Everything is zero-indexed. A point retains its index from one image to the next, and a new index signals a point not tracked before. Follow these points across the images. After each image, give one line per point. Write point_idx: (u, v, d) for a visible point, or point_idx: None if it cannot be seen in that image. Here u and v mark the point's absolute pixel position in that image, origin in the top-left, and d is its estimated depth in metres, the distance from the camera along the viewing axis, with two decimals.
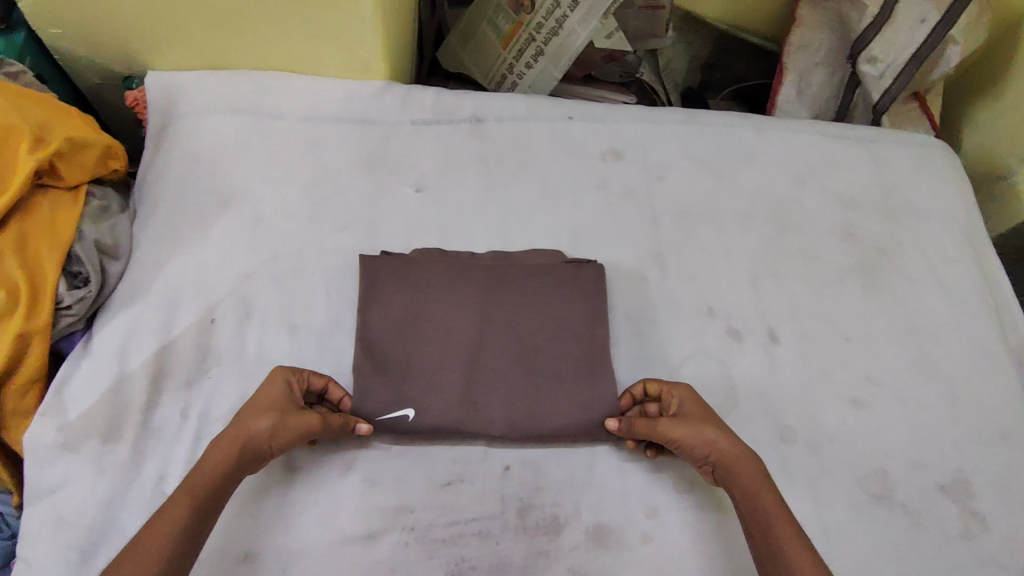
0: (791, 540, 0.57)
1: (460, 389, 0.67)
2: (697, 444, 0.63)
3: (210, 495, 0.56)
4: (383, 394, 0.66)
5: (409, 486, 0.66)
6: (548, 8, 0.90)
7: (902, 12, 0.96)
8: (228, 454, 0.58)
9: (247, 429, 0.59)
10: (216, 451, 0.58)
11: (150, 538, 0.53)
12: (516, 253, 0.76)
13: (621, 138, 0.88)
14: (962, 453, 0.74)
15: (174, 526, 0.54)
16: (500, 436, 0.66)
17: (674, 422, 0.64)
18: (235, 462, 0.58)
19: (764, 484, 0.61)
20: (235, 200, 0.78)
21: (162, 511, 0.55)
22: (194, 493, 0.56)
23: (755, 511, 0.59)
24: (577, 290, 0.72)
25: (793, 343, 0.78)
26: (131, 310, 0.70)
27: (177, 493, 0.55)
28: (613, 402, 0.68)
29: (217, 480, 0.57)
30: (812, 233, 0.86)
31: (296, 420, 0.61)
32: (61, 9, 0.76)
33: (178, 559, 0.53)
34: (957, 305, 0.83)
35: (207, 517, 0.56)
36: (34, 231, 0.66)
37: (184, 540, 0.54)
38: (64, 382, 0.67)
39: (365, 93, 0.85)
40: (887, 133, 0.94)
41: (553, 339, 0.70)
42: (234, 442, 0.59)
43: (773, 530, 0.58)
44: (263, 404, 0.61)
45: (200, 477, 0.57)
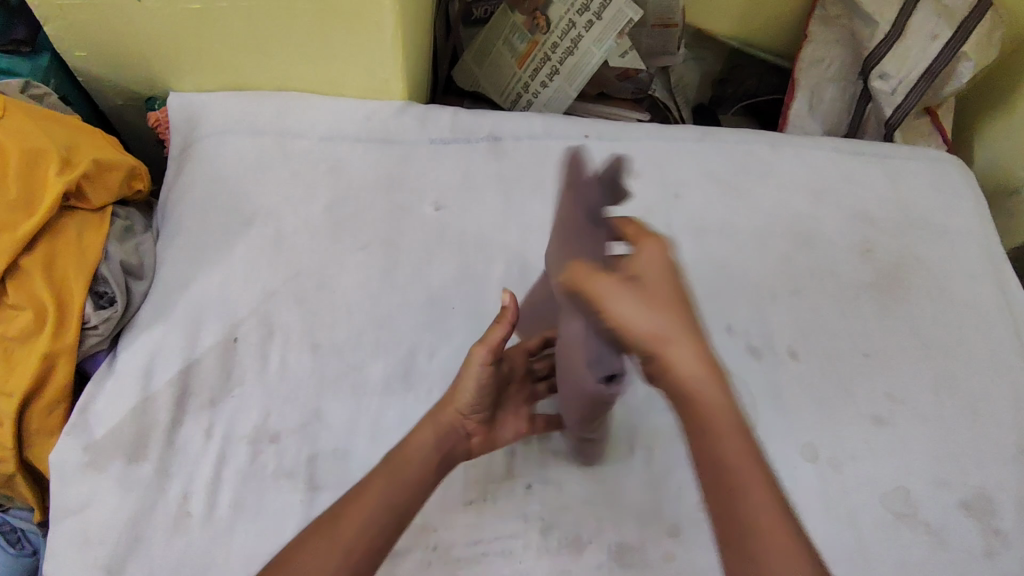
0: (762, 499, 0.50)
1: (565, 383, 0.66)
2: (650, 324, 0.55)
3: (414, 476, 0.58)
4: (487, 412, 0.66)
5: (431, 504, 0.66)
6: (564, 28, 0.93)
7: (914, 29, 0.97)
8: (429, 438, 0.60)
9: (456, 410, 0.62)
10: (420, 436, 0.60)
11: (352, 514, 0.55)
12: (603, 256, 0.73)
13: (637, 156, 0.89)
14: (984, 471, 0.73)
15: (374, 505, 0.55)
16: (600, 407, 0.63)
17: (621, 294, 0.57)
18: (438, 444, 0.61)
19: (727, 411, 0.52)
20: (257, 219, 0.79)
21: (356, 493, 0.57)
22: (390, 475, 0.57)
23: (717, 452, 0.52)
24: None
25: (813, 360, 0.78)
26: (157, 329, 0.71)
27: (372, 480, 0.57)
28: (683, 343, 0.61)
29: (423, 462, 0.59)
30: (828, 249, 0.86)
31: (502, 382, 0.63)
32: (89, 35, 0.78)
33: (387, 535, 0.55)
34: (976, 321, 0.83)
35: (417, 495, 0.58)
36: (62, 251, 0.67)
37: (387, 525, 0.55)
38: (89, 402, 0.67)
39: (385, 112, 0.86)
40: (901, 149, 0.95)
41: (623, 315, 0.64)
42: (438, 422, 0.61)
43: (743, 474, 0.51)
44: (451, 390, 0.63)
45: (402, 458, 0.59)
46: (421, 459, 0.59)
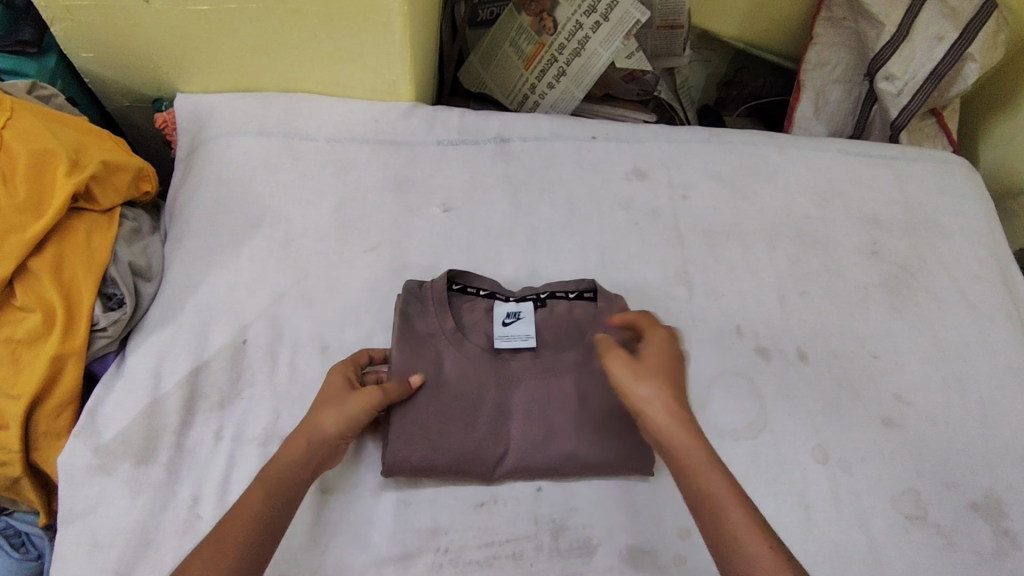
0: (747, 527, 0.51)
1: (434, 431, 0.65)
2: (648, 400, 0.58)
3: (273, 490, 0.57)
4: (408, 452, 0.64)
5: (441, 507, 0.66)
6: (571, 29, 0.93)
7: (919, 30, 0.97)
8: (301, 448, 0.60)
9: (316, 422, 0.61)
10: (291, 447, 0.60)
11: (228, 531, 0.54)
12: (577, 289, 0.73)
13: (645, 157, 0.89)
14: (993, 472, 0.73)
15: (249, 515, 0.55)
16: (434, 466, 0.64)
17: (629, 369, 0.60)
18: (305, 456, 0.60)
19: (725, 477, 0.54)
20: (265, 221, 0.79)
21: (239, 501, 0.56)
22: (266, 484, 0.57)
23: (703, 492, 0.54)
24: (560, 323, 0.71)
25: (822, 361, 0.78)
26: (166, 331, 0.71)
27: (251, 487, 0.57)
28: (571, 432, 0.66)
29: (285, 476, 0.58)
30: (836, 251, 0.86)
31: (352, 403, 0.62)
32: (95, 35, 0.77)
33: (256, 552, 0.54)
34: (984, 323, 0.83)
35: (277, 512, 0.56)
36: (70, 253, 0.67)
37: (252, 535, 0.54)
38: (97, 404, 0.67)
39: (392, 114, 0.86)
40: (908, 151, 0.95)
41: (475, 356, 0.68)
42: (302, 435, 0.61)
43: (722, 513, 0.53)
44: (325, 399, 0.63)
45: (274, 471, 0.58)
46: (281, 472, 0.58)
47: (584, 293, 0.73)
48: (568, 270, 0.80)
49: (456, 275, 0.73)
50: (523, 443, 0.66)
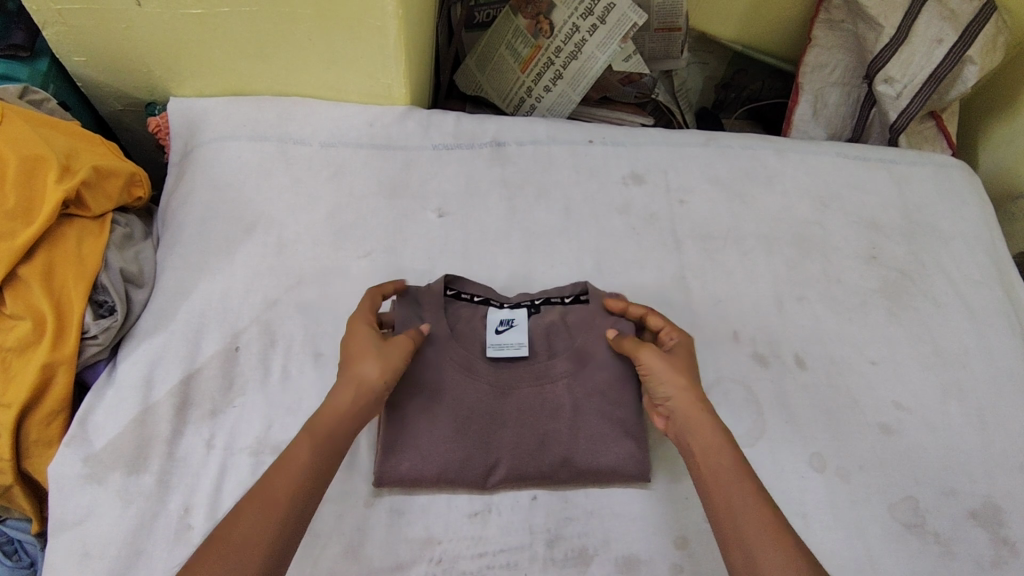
0: (752, 501, 0.54)
1: (425, 441, 0.65)
2: (672, 386, 0.63)
3: (331, 443, 0.57)
4: (400, 463, 0.64)
5: (435, 516, 0.65)
6: (567, 32, 0.92)
7: (919, 33, 0.97)
8: (347, 402, 0.59)
9: (357, 375, 0.61)
10: (339, 399, 0.59)
11: (278, 480, 0.53)
12: (570, 291, 0.73)
13: (642, 161, 0.88)
14: (992, 480, 0.73)
15: (298, 465, 0.54)
16: (425, 478, 0.65)
17: (658, 355, 0.64)
18: (353, 407, 0.60)
19: (737, 459, 0.57)
20: (259, 226, 0.78)
21: (286, 455, 0.55)
22: (315, 435, 0.57)
23: (714, 469, 0.57)
24: (553, 329, 0.70)
25: (820, 368, 0.78)
26: (157, 338, 0.70)
27: (299, 438, 0.57)
28: (564, 445, 0.66)
29: (341, 427, 0.58)
30: (835, 256, 0.85)
31: (391, 349, 0.63)
32: (87, 38, 0.77)
33: (304, 500, 0.54)
34: (983, 328, 0.82)
35: (329, 464, 0.56)
36: (61, 260, 0.66)
37: (306, 484, 0.54)
38: (88, 413, 0.66)
39: (388, 118, 0.86)
40: (907, 155, 0.94)
41: (466, 363, 0.67)
42: (349, 386, 0.60)
43: (731, 489, 0.55)
44: (358, 351, 0.62)
45: (323, 423, 0.58)
46: (337, 421, 0.58)
47: (579, 298, 0.73)
48: (564, 275, 0.79)
49: (451, 280, 0.72)
50: (516, 451, 0.66)
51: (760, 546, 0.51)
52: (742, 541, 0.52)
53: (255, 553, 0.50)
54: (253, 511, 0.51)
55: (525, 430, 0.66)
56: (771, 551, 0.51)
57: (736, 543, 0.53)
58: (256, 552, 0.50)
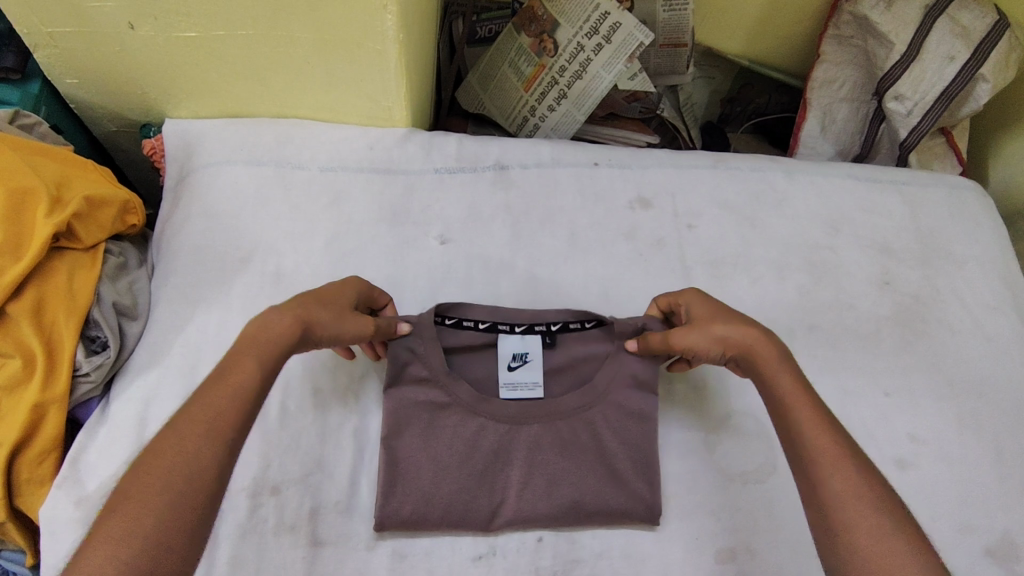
0: (812, 415, 0.55)
1: (429, 481, 0.64)
2: (718, 339, 0.62)
3: (272, 373, 0.55)
4: (403, 505, 0.63)
5: (439, 560, 0.63)
6: (572, 51, 0.90)
7: (930, 50, 0.95)
8: (286, 329, 0.57)
9: (310, 313, 0.59)
10: (279, 321, 0.57)
11: (216, 399, 0.51)
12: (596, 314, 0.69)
13: (649, 184, 0.86)
14: (1011, 515, 0.71)
15: (239, 387, 0.52)
16: (432, 518, 0.63)
17: (687, 330, 0.63)
18: (292, 338, 0.57)
19: (796, 381, 0.58)
20: (256, 255, 0.76)
21: (227, 369, 0.54)
22: (262, 356, 0.55)
23: (774, 392, 0.58)
24: (564, 364, 0.69)
25: (832, 399, 0.76)
26: (151, 374, 0.68)
27: (245, 358, 0.54)
28: (572, 487, 0.65)
29: (274, 352, 0.56)
30: (847, 282, 0.83)
31: (353, 321, 0.62)
32: (78, 60, 0.74)
33: (240, 423, 0.51)
34: (999, 357, 0.80)
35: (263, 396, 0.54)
36: (51, 295, 0.64)
37: (246, 410, 0.52)
38: (81, 452, 0.64)
39: (387, 141, 0.83)
40: (919, 176, 0.92)
41: (470, 404, 0.65)
42: (297, 318, 0.58)
43: (791, 407, 0.56)
44: (327, 299, 0.62)
45: (261, 340, 0.56)
46: (231, 398, 0.52)
47: (598, 322, 0.69)
48: (570, 305, 0.78)
49: (447, 309, 0.68)
50: (523, 491, 0.65)
51: (827, 462, 0.51)
52: (805, 460, 0.52)
53: (186, 476, 0.47)
54: (199, 429, 0.49)
55: (531, 469, 0.65)
56: (837, 467, 0.51)
57: (803, 466, 0.53)
58: (185, 474, 0.47)
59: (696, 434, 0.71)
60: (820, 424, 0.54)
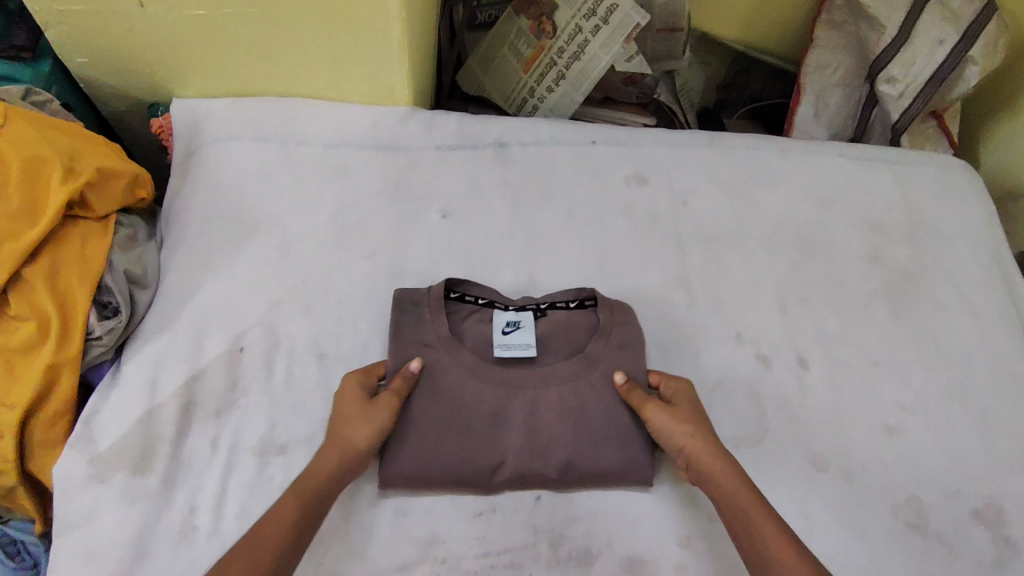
0: (772, 534, 0.59)
1: (431, 438, 0.66)
2: (683, 436, 0.65)
3: (312, 507, 0.59)
4: (406, 460, 0.65)
5: (440, 517, 0.66)
6: (570, 33, 0.92)
7: (921, 33, 0.97)
8: (331, 466, 0.61)
9: (344, 437, 0.63)
10: (323, 459, 0.62)
11: (263, 543, 0.56)
12: (575, 292, 0.74)
13: (645, 162, 0.88)
14: (994, 480, 0.73)
15: (281, 532, 0.57)
16: (432, 474, 0.65)
17: (663, 413, 0.66)
18: (336, 470, 0.61)
19: (751, 498, 0.61)
20: (262, 227, 0.78)
21: (270, 512, 0.58)
22: (301, 496, 0.59)
23: (734, 506, 0.61)
24: (559, 328, 0.71)
25: (822, 369, 0.78)
26: (161, 339, 0.70)
27: (284, 499, 0.59)
28: (572, 445, 0.66)
29: (322, 490, 0.60)
30: (837, 256, 0.85)
31: (381, 412, 0.64)
32: (90, 39, 0.77)
33: (285, 570, 0.55)
34: (985, 329, 0.82)
35: (308, 532, 0.58)
36: (65, 261, 0.66)
37: (290, 551, 0.56)
38: (93, 414, 0.66)
39: (389, 119, 0.85)
40: (909, 155, 0.94)
41: (470, 366, 0.68)
42: (336, 446, 0.62)
43: (754, 524, 0.60)
44: (349, 411, 0.64)
45: (307, 485, 0.60)
46: (275, 543, 0.56)
47: (584, 302, 0.74)
48: (566, 276, 0.80)
49: (454, 283, 0.73)
50: (522, 451, 0.66)
51: None
52: None
53: None
54: (245, 574, 0.54)
55: (532, 429, 0.67)
56: None
57: None
58: None
59: None
60: (781, 542, 0.58)
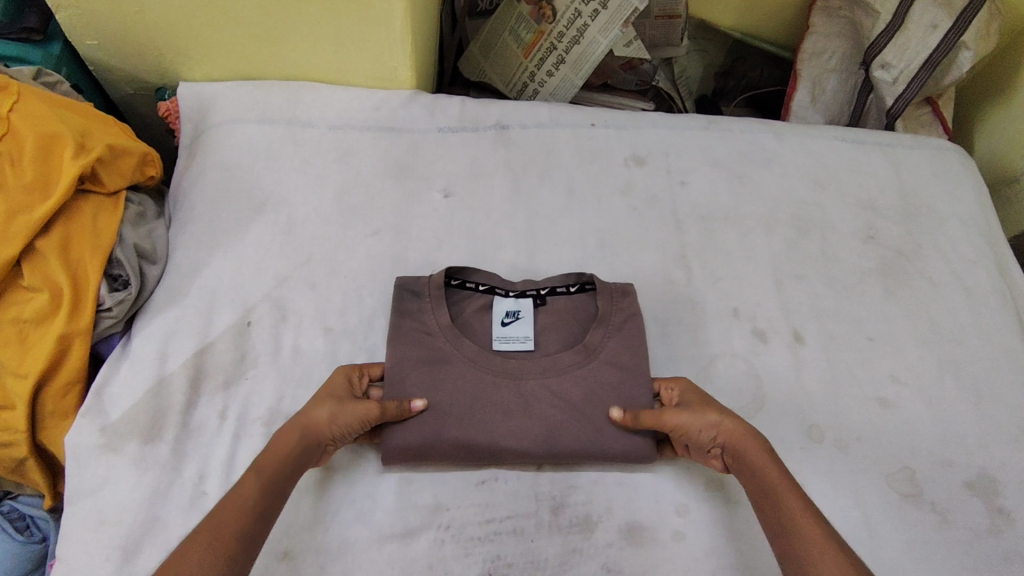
0: (807, 518, 0.57)
1: (434, 421, 0.66)
2: (712, 427, 0.64)
3: (272, 484, 0.58)
4: (409, 439, 0.66)
5: (444, 485, 0.67)
6: (570, 17, 0.93)
7: (914, 18, 0.98)
8: (288, 445, 0.60)
9: (307, 417, 0.62)
10: (280, 439, 0.60)
11: (225, 518, 0.55)
12: (579, 278, 0.75)
13: (643, 144, 0.90)
14: (987, 451, 0.74)
15: (242, 507, 0.56)
16: (436, 453, 0.66)
17: (683, 412, 0.65)
18: (298, 449, 0.60)
19: (787, 482, 0.60)
20: (268, 206, 0.80)
21: (233, 489, 0.57)
22: (262, 472, 0.58)
23: (769, 491, 0.60)
24: (558, 317, 0.74)
25: (818, 344, 0.79)
26: (171, 313, 0.72)
27: (245, 477, 0.58)
28: (574, 429, 0.67)
29: (281, 469, 0.59)
30: (833, 236, 0.87)
31: (354, 410, 0.63)
32: (98, 21, 0.78)
33: (246, 545, 0.55)
34: (978, 307, 0.84)
35: (269, 509, 0.57)
36: (76, 234, 0.68)
37: (250, 524, 0.56)
38: (104, 384, 0.68)
39: (392, 102, 0.87)
40: (903, 139, 0.96)
41: (471, 354, 0.69)
42: (295, 427, 0.61)
43: (787, 509, 0.58)
44: (321, 396, 0.64)
45: (266, 462, 0.59)
46: (234, 515, 0.55)
47: (584, 286, 0.75)
48: (567, 254, 0.81)
49: (455, 271, 0.74)
50: (523, 435, 0.66)
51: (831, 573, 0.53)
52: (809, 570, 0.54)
53: None
54: (204, 544, 0.53)
55: (533, 414, 0.67)
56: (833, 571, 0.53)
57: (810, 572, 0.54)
58: None
59: (686, 373, 0.75)
60: (815, 526, 0.57)
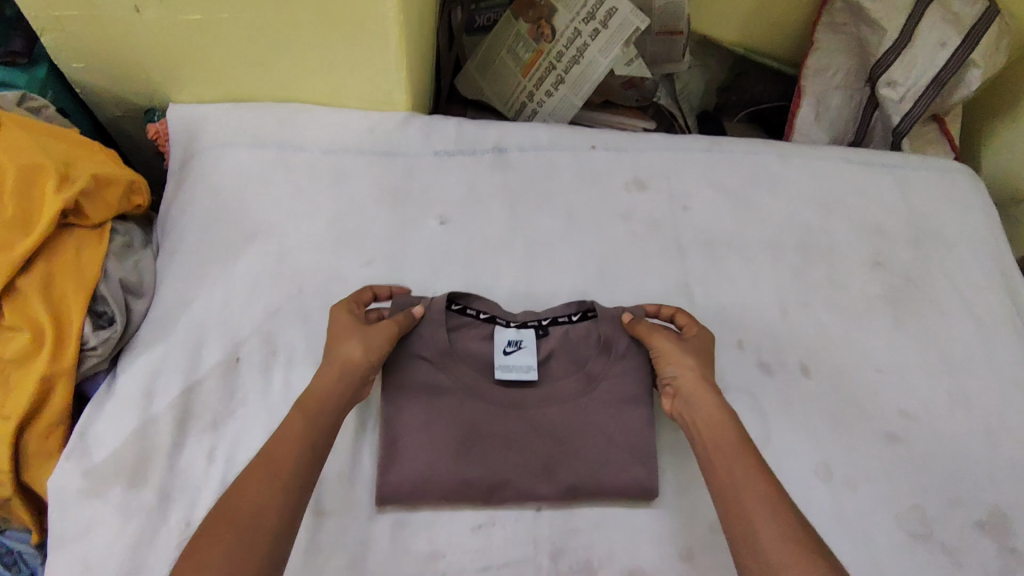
0: (747, 468, 0.58)
1: (431, 452, 0.65)
2: (681, 366, 0.66)
3: (319, 417, 0.61)
4: (406, 473, 0.64)
5: (439, 529, 0.65)
6: (569, 37, 0.92)
7: (922, 37, 0.96)
8: (331, 381, 0.63)
9: (342, 356, 0.64)
10: (323, 377, 0.63)
11: (276, 454, 0.57)
12: (580, 305, 0.71)
13: (645, 167, 0.88)
14: (999, 488, 0.72)
15: (295, 441, 0.58)
16: (432, 487, 0.64)
17: (668, 342, 0.67)
18: (341, 387, 0.63)
19: (737, 434, 0.61)
20: (259, 234, 0.77)
21: (281, 425, 0.60)
22: (307, 412, 0.61)
23: (716, 438, 0.61)
24: (563, 347, 0.69)
25: (824, 375, 0.77)
26: (158, 348, 0.70)
27: (292, 414, 0.60)
28: (575, 466, 0.65)
29: (327, 405, 0.62)
30: (839, 262, 0.85)
31: (378, 329, 0.65)
32: (86, 45, 0.76)
33: (306, 471, 0.57)
34: (988, 336, 0.82)
35: (325, 438, 0.60)
36: (59, 270, 0.66)
37: (308, 454, 0.58)
38: (88, 425, 0.66)
39: (387, 125, 0.85)
40: (911, 159, 0.93)
41: (470, 381, 0.67)
42: (334, 366, 0.64)
43: (730, 457, 0.59)
44: (344, 333, 0.66)
45: (310, 401, 0.62)
46: (288, 450, 0.58)
47: (585, 315, 0.71)
48: (566, 283, 0.79)
49: (457, 295, 0.70)
50: (523, 469, 0.65)
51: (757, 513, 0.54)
52: (737, 508, 0.55)
53: (267, 519, 0.53)
54: (263, 475, 0.56)
55: (533, 446, 0.66)
56: (766, 516, 0.54)
57: (738, 512, 0.55)
58: (269, 515, 0.53)
59: None
60: (755, 472, 0.57)
